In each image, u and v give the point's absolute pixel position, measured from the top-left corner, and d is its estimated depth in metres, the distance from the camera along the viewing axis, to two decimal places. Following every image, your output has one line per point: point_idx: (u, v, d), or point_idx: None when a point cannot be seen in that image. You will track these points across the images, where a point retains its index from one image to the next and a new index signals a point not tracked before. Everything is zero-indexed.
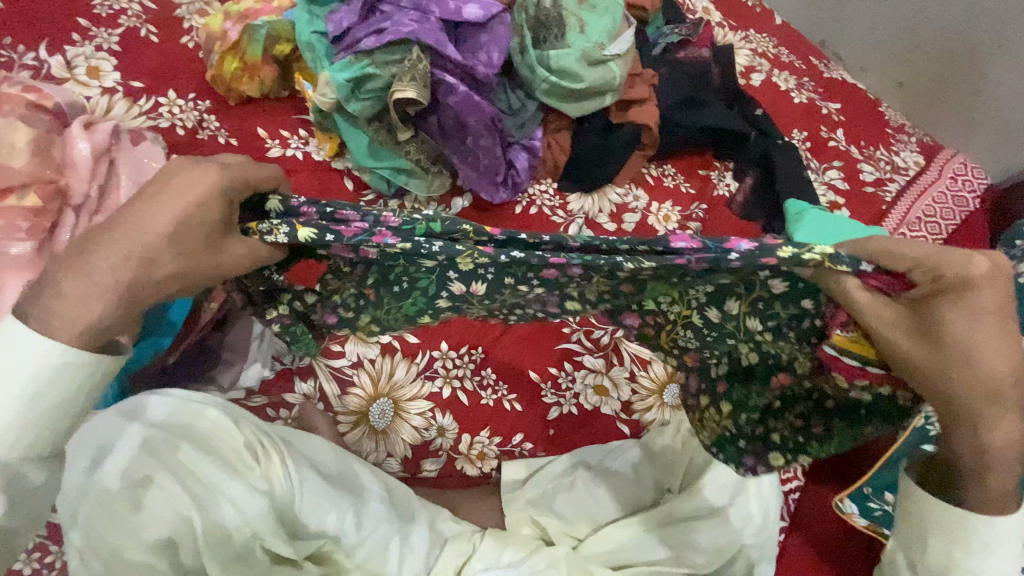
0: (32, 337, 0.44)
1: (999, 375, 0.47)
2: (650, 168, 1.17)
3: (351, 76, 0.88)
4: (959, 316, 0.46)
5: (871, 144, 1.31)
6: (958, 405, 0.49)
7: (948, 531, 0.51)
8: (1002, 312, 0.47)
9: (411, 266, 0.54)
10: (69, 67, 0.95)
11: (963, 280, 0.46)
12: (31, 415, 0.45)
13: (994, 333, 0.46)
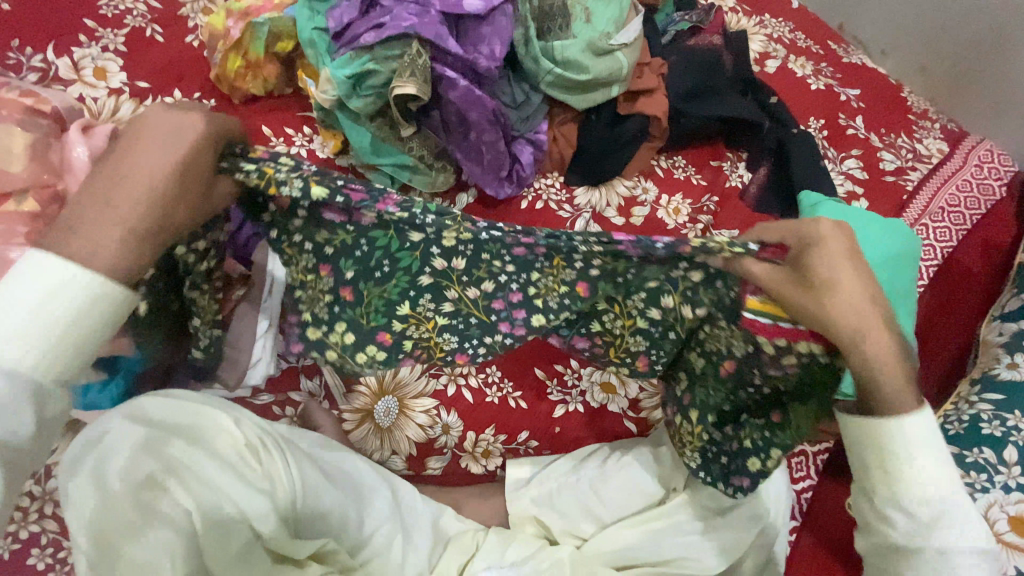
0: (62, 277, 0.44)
1: (871, 302, 0.53)
2: (660, 160, 1.15)
3: (352, 72, 0.87)
4: (825, 256, 0.52)
5: (892, 131, 1.26)
6: (855, 336, 0.52)
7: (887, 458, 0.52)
8: (853, 255, 0.54)
9: (398, 237, 0.61)
10: (77, 68, 0.96)
11: (814, 231, 0.53)
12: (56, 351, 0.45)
13: (854, 272, 0.53)
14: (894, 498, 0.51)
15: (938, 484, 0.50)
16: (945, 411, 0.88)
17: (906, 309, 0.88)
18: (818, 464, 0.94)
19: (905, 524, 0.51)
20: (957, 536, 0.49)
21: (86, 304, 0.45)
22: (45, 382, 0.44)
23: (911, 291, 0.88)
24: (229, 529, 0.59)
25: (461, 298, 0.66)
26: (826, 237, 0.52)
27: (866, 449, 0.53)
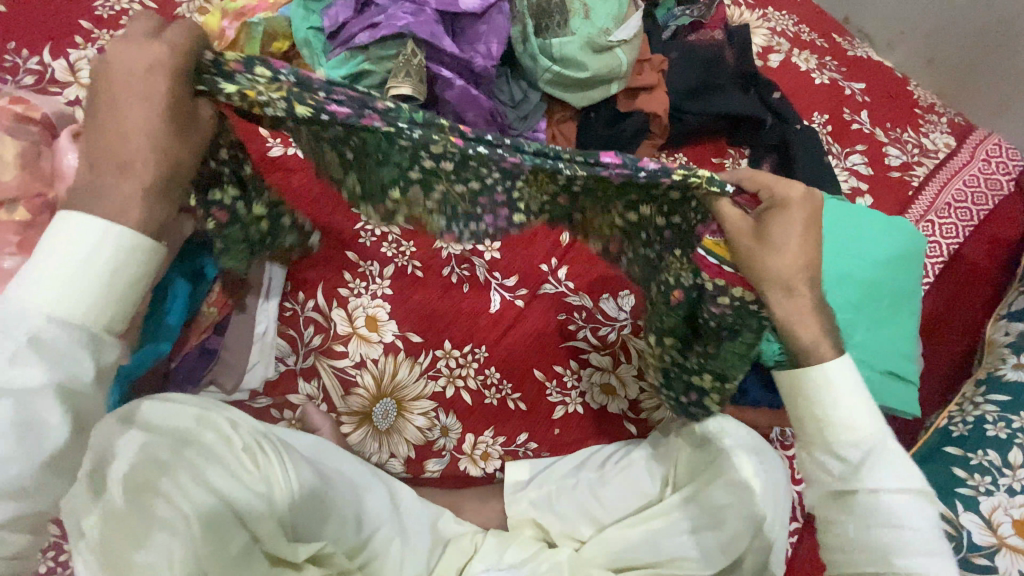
0: (98, 224, 0.46)
1: (808, 266, 0.60)
2: (661, 157, 1.13)
3: (348, 72, 0.86)
4: (781, 212, 0.59)
5: (898, 126, 1.24)
6: (793, 288, 0.59)
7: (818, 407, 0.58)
8: (811, 224, 0.60)
9: (387, 141, 0.54)
10: (73, 70, 0.96)
11: (789, 196, 0.60)
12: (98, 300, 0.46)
13: (805, 237, 0.60)
14: (823, 439, 0.57)
15: (869, 429, 0.56)
16: (949, 412, 0.87)
17: (910, 309, 0.86)
18: None
19: (842, 465, 0.56)
20: (885, 473, 0.54)
21: (125, 245, 0.47)
22: (96, 331, 0.47)
23: (915, 291, 0.87)
24: (228, 532, 0.60)
25: (447, 190, 0.59)
26: (789, 202, 0.59)
27: (797, 397, 0.59)
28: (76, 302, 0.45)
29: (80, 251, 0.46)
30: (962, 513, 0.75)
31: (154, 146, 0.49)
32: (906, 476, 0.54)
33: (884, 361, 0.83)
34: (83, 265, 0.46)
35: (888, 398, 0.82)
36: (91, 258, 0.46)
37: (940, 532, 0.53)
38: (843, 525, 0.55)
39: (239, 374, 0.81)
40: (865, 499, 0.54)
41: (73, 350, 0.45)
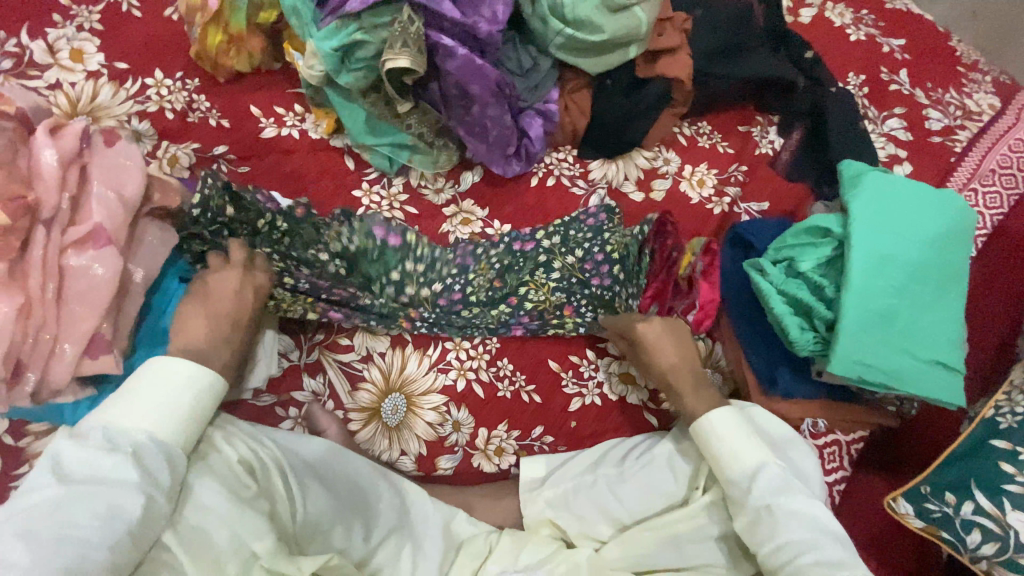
0: (187, 373, 0.59)
1: (677, 370, 0.79)
2: (682, 127, 1.05)
3: (339, 44, 0.78)
4: (649, 338, 0.79)
5: (939, 85, 1.13)
6: (671, 388, 0.78)
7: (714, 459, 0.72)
8: (672, 341, 0.80)
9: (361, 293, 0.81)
10: (52, 51, 0.89)
11: (647, 331, 0.80)
12: (176, 426, 0.57)
13: (670, 350, 0.79)
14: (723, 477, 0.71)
15: (759, 460, 0.70)
16: (996, 401, 0.78)
17: (962, 290, 0.79)
18: (851, 454, 0.88)
19: (737, 495, 0.70)
20: (772, 494, 0.68)
21: (204, 397, 0.59)
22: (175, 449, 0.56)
23: (964, 273, 0.80)
24: (223, 554, 0.55)
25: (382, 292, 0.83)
26: (645, 338, 0.79)
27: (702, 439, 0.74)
28: (166, 425, 0.56)
29: (171, 393, 0.57)
30: (1010, 511, 0.69)
31: (219, 336, 0.65)
32: (788, 493, 0.68)
33: (931, 350, 0.76)
34: (171, 405, 0.57)
35: (937, 390, 0.76)
36: (180, 395, 0.58)
37: (829, 536, 0.65)
38: (757, 544, 0.67)
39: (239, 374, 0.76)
40: (762, 520, 0.66)
41: (160, 463, 0.54)
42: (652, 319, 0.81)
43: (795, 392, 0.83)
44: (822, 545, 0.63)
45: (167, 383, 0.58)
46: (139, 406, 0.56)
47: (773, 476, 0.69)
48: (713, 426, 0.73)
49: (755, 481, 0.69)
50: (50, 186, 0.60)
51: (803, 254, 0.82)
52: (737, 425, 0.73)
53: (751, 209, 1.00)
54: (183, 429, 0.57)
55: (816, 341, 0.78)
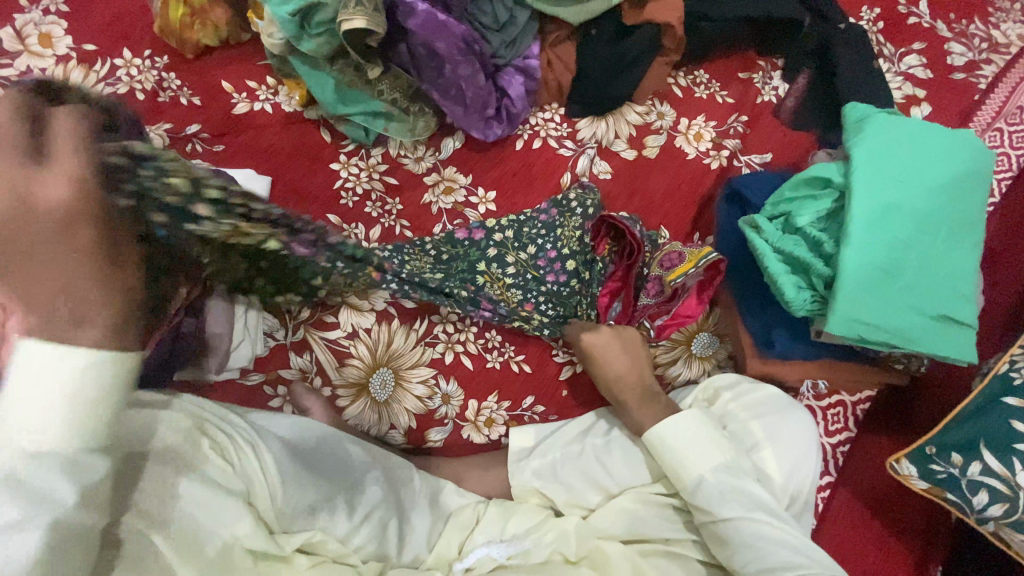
0: (71, 362, 0.40)
1: (626, 381, 0.76)
2: (677, 76, 0.98)
3: (295, 8, 0.73)
4: (596, 348, 0.78)
5: (963, 16, 1.03)
6: (620, 400, 0.76)
7: (671, 470, 0.70)
8: (621, 351, 0.78)
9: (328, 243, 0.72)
10: (20, 37, 0.88)
11: (594, 341, 0.78)
12: (71, 421, 0.41)
13: (619, 361, 0.77)
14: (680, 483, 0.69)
15: (701, 472, 0.68)
16: (1011, 355, 0.73)
17: (976, 239, 0.73)
18: (856, 415, 0.86)
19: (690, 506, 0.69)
20: (718, 505, 0.65)
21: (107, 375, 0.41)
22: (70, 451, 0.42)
23: (978, 218, 0.74)
24: (200, 536, 0.56)
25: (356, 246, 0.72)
26: (592, 348, 0.77)
27: (660, 449, 0.71)
28: (53, 424, 0.40)
29: (43, 388, 0.39)
30: (1019, 471, 0.65)
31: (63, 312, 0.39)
32: (733, 502, 0.65)
33: (937, 305, 0.71)
34: (44, 405, 0.40)
35: (945, 348, 0.71)
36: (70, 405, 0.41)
37: (778, 542, 0.62)
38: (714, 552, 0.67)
39: (224, 355, 0.75)
40: (724, 529, 0.65)
41: (50, 480, 0.41)
42: (601, 329, 0.79)
43: (793, 353, 0.79)
44: (765, 553, 0.61)
45: (46, 377, 0.39)
46: (26, 409, 0.39)
47: (717, 486, 0.67)
48: (663, 437, 0.70)
49: (707, 483, 0.67)
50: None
51: (801, 208, 0.77)
52: (681, 433, 0.70)
53: (752, 161, 0.94)
54: (88, 422, 0.42)
55: (813, 300, 0.74)
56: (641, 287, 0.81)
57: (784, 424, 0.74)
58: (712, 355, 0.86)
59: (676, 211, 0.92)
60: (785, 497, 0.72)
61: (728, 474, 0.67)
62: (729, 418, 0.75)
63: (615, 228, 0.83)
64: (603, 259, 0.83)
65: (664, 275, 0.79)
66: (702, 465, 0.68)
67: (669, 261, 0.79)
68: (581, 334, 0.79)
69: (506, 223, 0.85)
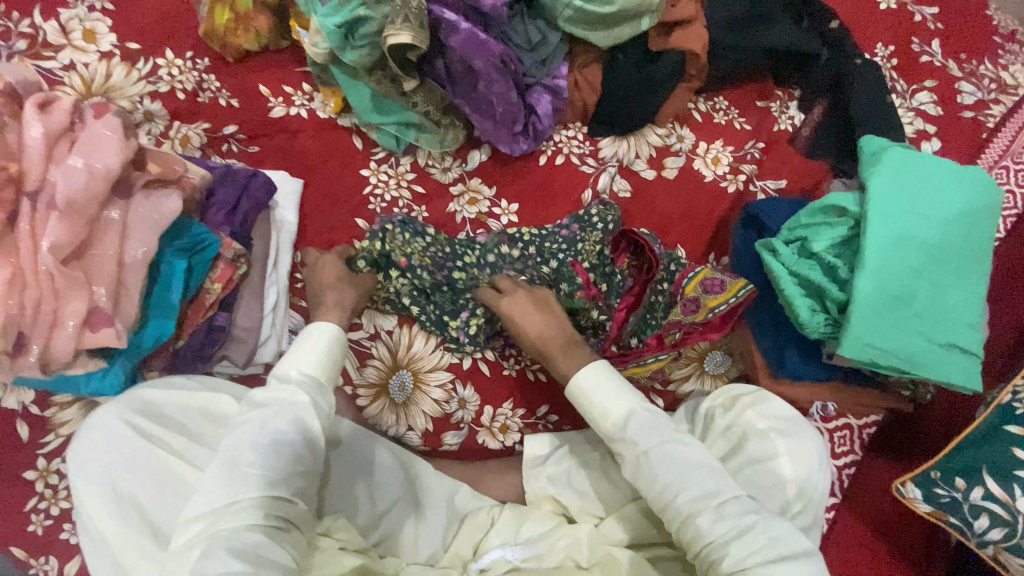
0: (321, 332, 0.66)
1: (540, 330, 0.74)
2: (698, 102, 1.01)
3: (342, 20, 0.76)
4: (511, 307, 0.76)
5: (974, 56, 1.07)
6: (546, 350, 0.73)
7: (593, 414, 0.64)
8: (531, 305, 0.76)
9: (416, 238, 0.83)
10: (65, 32, 0.90)
11: (503, 301, 0.76)
12: (319, 366, 0.64)
13: (529, 310, 0.75)
14: (602, 431, 0.63)
15: (629, 405, 0.62)
16: (1014, 385, 0.74)
17: (985, 273, 0.76)
18: (862, 438, 0.87)
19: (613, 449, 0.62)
20: (644, 433, 0.60)
21: (328, 347, 0.66)
22: (316, 379, 0.63)
23: (987, 251, 0.76)
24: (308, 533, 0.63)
25: (421, 259, 0.82)
26: (500, 304, 0.76)
27: (579, 395, 0.65)
28: (313, 366, 0.63)
29: (314, 349, 0.65)
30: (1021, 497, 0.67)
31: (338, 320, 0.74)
32: (658, 436, 0.59)
33: (947, 333, 0.74)
34: (316, 354, 0.65)
35: (954, 374, 0.73)
36: (329, 354, 0.66)
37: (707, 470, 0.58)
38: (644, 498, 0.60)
39: (251, 350, 0.75)
40: (652, 465, 0.58)
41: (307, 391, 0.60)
42: (507, 288, 0.78)
43: (805, 374, 0.82)
44: (695, 484, 0.56)
45: (312, 342, 0.65)
46: (301, 355, 0.64)
47: (643, 420, 0.61)
48: (582, 384, 0.65)
49: (628, 424, 0.61)
50: (36, 159, 0.57)
51: (817, 234, 0.80)
52: (601, 375, 0.65)
53: (767, 187, 0.98)
54: (322, 364, 0.64)
55: (828, 323, 0.77)
56: (676, 304, 0.84)
57: (799, 428, 0.73)
58: (725, 372, 0.88)
59: (692, 232, 0.94)
60: (796, 498, 0.69)
61: (654, 409, 0.63)
62: (747, 426, 0.74)
63: (635, 242, 0.85)
64: (622, 272, 0.85)
65: (703, 297, 0.83)
66: (620, 405, 0.62)
67: (709, 285, 0.83)
68: (491, 298, 0.77)
69: (528, 237, 0.86)
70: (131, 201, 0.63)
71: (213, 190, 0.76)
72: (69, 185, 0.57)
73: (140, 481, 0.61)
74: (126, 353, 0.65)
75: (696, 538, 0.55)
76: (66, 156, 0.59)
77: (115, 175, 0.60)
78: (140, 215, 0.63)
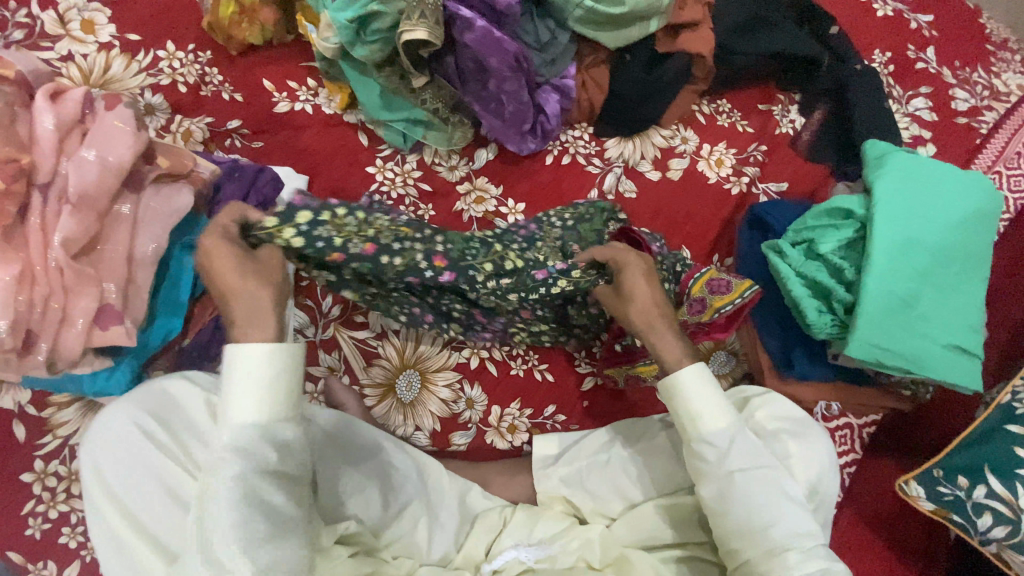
0: (257, 354, 0.48)
1: (652, 303, 0.67)
2: (702, 104, 1.02)
3: (354, 15, 0.75)
4: (632, 270, 0.67)
5: (967, 64, 1.09)
6: (651, 321, 0.67)
7: (687, 420, 0.63)
8: (648, 276, 0.68)
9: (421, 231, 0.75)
10: (63, 22, 0.88)
11: (627, 259, 0.68)
12: (266, 405, 0.48)
13: (647, 280, 0.68)
14: (689, 438, 0.63)
15: (727, 427, 0.62)
16: (1013, 386, 0.77)
17: (984, 275, 0.78)
18: (862, 438, 0.89)
19: (690, 455, 0.63)
20: (738, 456, 0.61)
21: (279, 372, 0.49)
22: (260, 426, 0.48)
23: (988, 255, 0.78)
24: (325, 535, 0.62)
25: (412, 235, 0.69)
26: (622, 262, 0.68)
27: (677, 398, 0.63)
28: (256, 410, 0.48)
29: (254, 380, 0.48)
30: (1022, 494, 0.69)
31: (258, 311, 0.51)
32: (756, 462, 0.61)
33: (949, 334, 0.75)
34: (259, 387, 0.48)
35: (955, 374, 0.74)
36: (275, 383, 0.49)
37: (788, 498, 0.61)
38: (719, 520, 0.61)
39: None
40: (737, 485, 0.60)
41: (251, 449, 0.47)
42: (628, 249, 0.69)
43: (811, 374, 0.84)
44: (774, 515, 0.59)
45: (249, 372, 0.48)
46: (239, 392, 0.48)
47: (743, 446, 0.61)
48: (685, 390, 0.63)
49: (731, 443, 0.61)
50: (48, 151, 0.57)
51: (824, 235, 0.81)
52: (703, 389, 0.62)
53: (770, 189, 0.99)
54: (269, 405, 0.48)
55: (833, 324, 0.78)
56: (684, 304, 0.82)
57: (806, 429, 0.74)
58: (729, 372, 0.89)
59: (698, 233, 0.95)
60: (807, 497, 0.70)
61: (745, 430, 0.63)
62: (761, 428, 0.74)
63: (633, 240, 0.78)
64: None
65: (710, 297, 0.81)
66: (719, 428, 0.62)
67: (716, 286, 0.81)
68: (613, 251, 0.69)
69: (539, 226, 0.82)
70: (140, 196, 0.63)
71: (221, 185, 0.74)
72: (81, 178, 0.56)
73: (146, 493, 0.58)
74: (133, 352, 0.65)
75: (777, 568, 0.56)
76: (77, 148, 0.58)
77: (127, 168, 0.59)
78: (152, 209, 0.63)
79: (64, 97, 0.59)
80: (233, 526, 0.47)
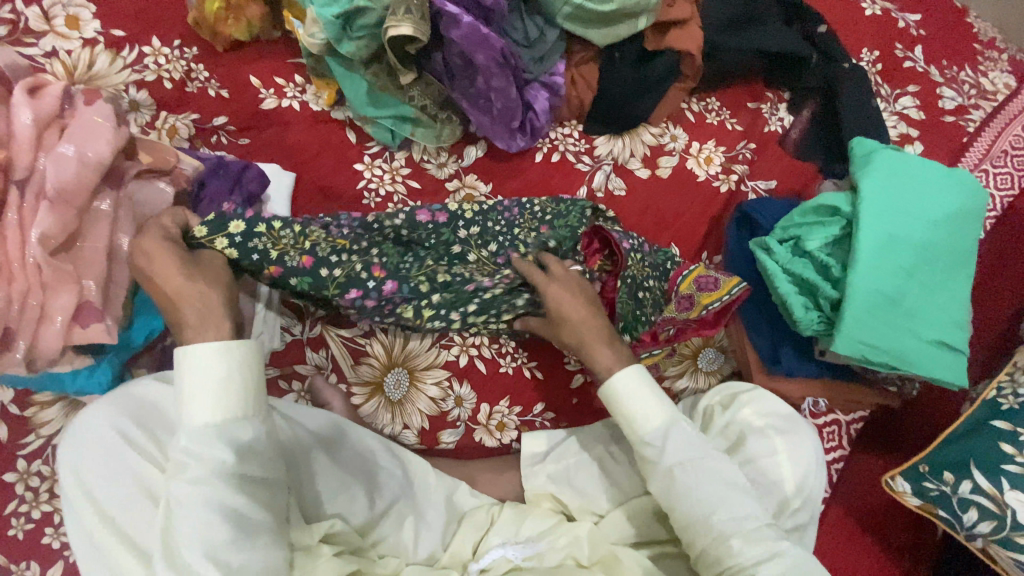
0: (210, 352, 0.50)
1: (578, 317, 0.70)
2: (691, 102, 1.02)
3: (340, 11, 0.76)
4: (552, 287, 0.71)
5: (954, 63, 1.10)
6: (579, 334, 0.69)
7: (623, 416, 0.65)
8: (572, 290, 0.71)
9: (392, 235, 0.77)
10: (46, 17, 0.86)
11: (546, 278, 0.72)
12: (225, 400, 0.50)
13: (570, 294, 0.71)
14: (631, 434, 0.64)
15: (663, 417, 0.63)
16: (998, 382, 0.78)
17: (970, 272, 0.78)
18: (851, 434, 0.87)
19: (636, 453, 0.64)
20: (673, 449, 0.62)
21: (235, 368, 0.51)
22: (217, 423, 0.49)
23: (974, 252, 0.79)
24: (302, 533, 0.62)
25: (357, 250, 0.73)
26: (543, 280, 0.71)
27: (612, 396, 0.65)
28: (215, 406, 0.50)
29: (211, 376, 0.50)
30: (1007, 490, 0.69)
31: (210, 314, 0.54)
32: (696, 452, 0.62)
33: (937, 331, 0.76)
34: (216, 382, 0.50)
35: (943, 372, 0.75)
36: (230, 380, 0.50)
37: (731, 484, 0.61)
38: (670, 513, 0.62)
39: None
40: (678, 477, 0.61)
41: (211, 446, 0.49)
42: (554, 267, 0.73)
43: (797, 370, 0.84)
44: (721, 504, 0.59)
45: (204, 371, 0.50)
46: (197, 391, 0.50)
47: (678, 436, 0.62)
48: (617, 388, 0.65)
49: (666, 436, 0.62)
50: (25, 146, 0.56)
51: (811, 233, 0.81)
52: (634, 381, 0.64)
53: (758, 187, 0.99)
54: (228, 400, 0.50)
55: (821, 321, 0.78)
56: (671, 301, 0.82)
57: (795, 428, 0.74)
58: (718, 369, 0.89)
59: (687, 231, 0.95)
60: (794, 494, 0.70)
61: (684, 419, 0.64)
62: (747, 427, 0.74)
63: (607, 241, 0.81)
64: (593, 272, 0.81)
65: (697, 295, 0.81)
66: (654, 420, 0.63)
67: (704, 283, 0.81)
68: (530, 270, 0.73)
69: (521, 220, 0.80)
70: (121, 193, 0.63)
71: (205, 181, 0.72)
72: (59, 174, 0.56)
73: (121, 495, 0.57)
74: (115, 350, 0.64)
75: (725, 557, 0.57)
76: (55, 144, 0.58)
77: (106, 164, 0.59)
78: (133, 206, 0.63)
79: (43, 92, 0.58)
80: (208, 519, 0.49)
